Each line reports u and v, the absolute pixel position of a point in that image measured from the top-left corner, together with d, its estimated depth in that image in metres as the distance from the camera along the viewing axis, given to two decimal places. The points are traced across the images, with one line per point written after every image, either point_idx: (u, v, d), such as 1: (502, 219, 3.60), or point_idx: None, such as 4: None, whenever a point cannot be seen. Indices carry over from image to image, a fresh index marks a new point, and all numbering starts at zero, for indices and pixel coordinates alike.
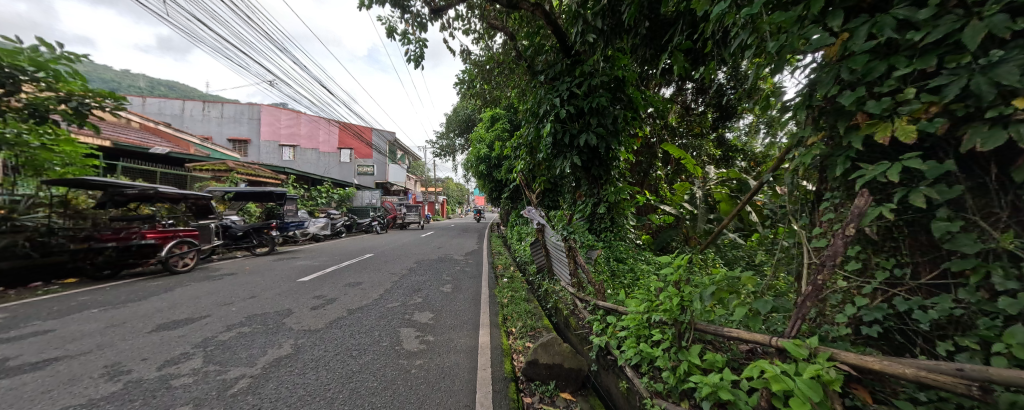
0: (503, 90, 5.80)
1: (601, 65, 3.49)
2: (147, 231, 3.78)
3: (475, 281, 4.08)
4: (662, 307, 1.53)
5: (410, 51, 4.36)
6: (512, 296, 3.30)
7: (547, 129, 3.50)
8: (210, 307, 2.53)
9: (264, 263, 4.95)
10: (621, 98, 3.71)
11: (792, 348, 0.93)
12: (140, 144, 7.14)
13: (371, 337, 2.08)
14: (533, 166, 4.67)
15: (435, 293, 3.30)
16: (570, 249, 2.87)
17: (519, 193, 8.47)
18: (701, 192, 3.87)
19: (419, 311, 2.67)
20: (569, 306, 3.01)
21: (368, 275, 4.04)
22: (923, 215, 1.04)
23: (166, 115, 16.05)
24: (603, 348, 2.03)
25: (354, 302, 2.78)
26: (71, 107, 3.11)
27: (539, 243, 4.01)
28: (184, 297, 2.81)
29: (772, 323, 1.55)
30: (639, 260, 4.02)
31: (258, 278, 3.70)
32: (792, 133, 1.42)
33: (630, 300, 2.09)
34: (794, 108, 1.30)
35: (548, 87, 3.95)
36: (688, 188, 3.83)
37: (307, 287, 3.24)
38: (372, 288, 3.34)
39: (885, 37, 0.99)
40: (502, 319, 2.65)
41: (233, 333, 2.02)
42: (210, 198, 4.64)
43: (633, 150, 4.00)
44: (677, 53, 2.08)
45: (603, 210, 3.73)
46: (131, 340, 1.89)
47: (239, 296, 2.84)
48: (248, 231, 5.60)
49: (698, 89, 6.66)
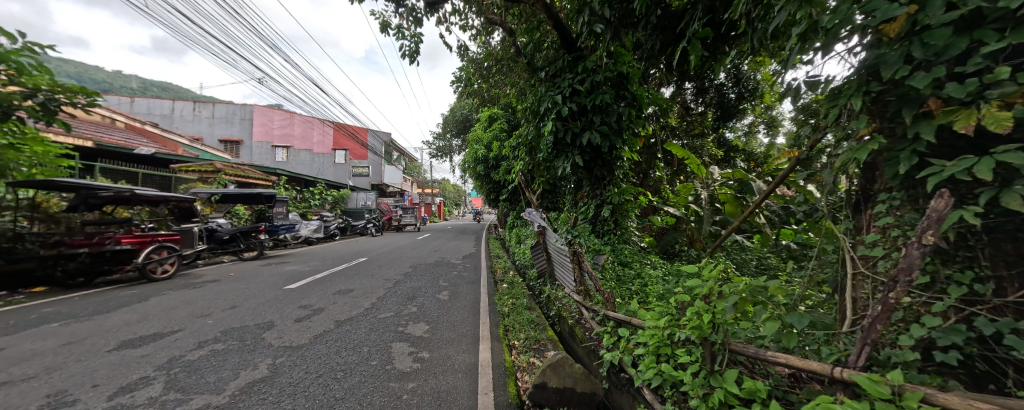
0: (500, 89, 5.65)
1: (604, 60, 3.32)
2: (122, 236, 3.54)
3: (473, 287, 3.89)
4: (687, 324, 1.35)
5: (405, 46, 4.19)
6: (512, 303, 3.11)
7: (549, 128, 3.31)
8: (184, 320, 2.31)
9: (251, 269, 4.72)
10: (625, 96, 3.53)
11: (872, 387, 0.76)
12: (124, 144, 6.86)
13: (359, 354, 1.87)
14: (533, 166, 4.49)
15: (431, 301, 3.11)
16: (576, 254, 2.77)
17: (516, 194, 8.30)
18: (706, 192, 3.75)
19: (413, 322, 2.47)
20: (574, 314, 2.83)
21: (360, 281, 3.83)
22: (1012, 220, 0.87)
23: (156, 115, 15.70)
24: (615, 364, 1.85)
25: (343, 313, 2.58)
26: (37, 102, 2.87)
27: (540, 247, 3.83)
28: (158, 308, 2.58)
29: (811, 341, 1.37)
30: (645, 264, 3.85)
31: (242, 285, 3.48)
32: (836, 124, 1.25)
33: (644, 311, 1.92)
34: (843, 96, 1.13)
35: (549, 84, 3.78)
36: (692, 189, 3.70)
37: (294, 295, 3.02)
38: (364, 296, 3.13)
39: (971, 5, 0.82)
40: (503, 331, 2.45)
41: (204, 351, 1.81)
42: (192, 200, 4.39)
43: (637, 149, 3.84)
44: (694, 41, 1.90)
45: (606, 212, 3.55)
46: (87, 361, 1.67)
47: (218, 307, 2.62)
48: (235, 235, 5.36)
49: (698, 89, 6.56)
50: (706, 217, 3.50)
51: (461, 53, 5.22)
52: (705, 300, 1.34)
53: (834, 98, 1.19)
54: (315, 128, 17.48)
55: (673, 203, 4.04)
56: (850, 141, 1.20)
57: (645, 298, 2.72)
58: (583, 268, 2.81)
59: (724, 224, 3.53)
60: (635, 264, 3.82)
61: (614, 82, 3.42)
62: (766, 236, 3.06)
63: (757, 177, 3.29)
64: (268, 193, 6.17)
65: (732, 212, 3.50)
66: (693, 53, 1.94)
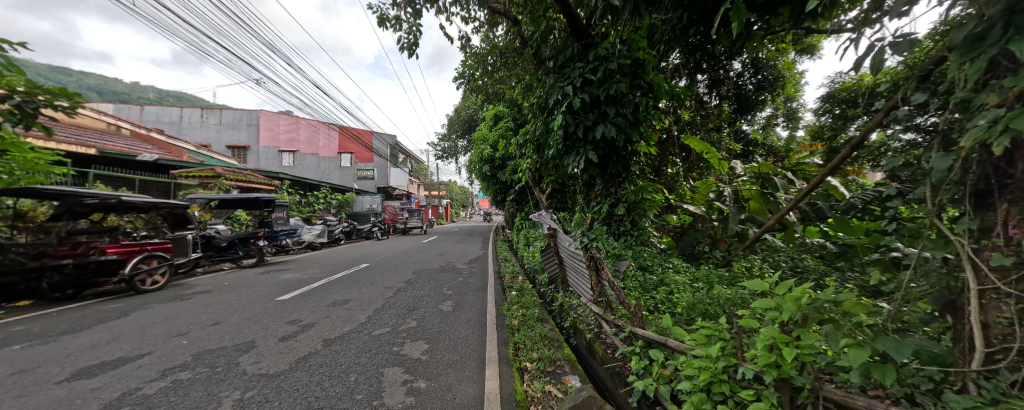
0: (505, 84, 5.37)
1: (617, 47, 3.02)
2: (107, 246, 3.36)
3: (479, 296, 3.59)
4: (757, 359, 1.01)
5: (403, 38, 3.93)
6: (523, 315, 2.80)
7: (558, 121, 3.00)
8: (157, 340, 2.08)
9: (247, 277, 4.50)
10: (641, 86, 3.20)
11: None
12: (126, 151, 6.83)
13: (343, 384, 1.59)
14: (541, 165, 4.21)
15: (432, 313, 2.83)
16: (593, 260, 2.47)
17: (524, 194, 7.99)
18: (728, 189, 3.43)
19: (411, 340, 2.19)
20: (591, 327, 2.53)
21: (358, 290, 3.58)
22: None
23: (165, 122, 15.91)
24: (649, 396, 1.53)
25: (333, 330, 2.31)
26: (12, 105, 2.79)
27: (552, 251, 3.51)
28: (135, 325, 2.36)
29: (922, 379, 1.02)
30: (667, 268, 3.51)
31: (233, 297, 3.26)
32: (965, 88, 0.91)
33: (682, 330, 1.59)
34: (988, 45, 0.80)
35: (557, 75, 3.50)
36: (713, 186, 3.38)
37: (285, 308, 2.78)
38: (360, 308, 2.87)
39: None
40: (513, 350, 2.15)
41: (164, 383, 1.55)
42: (186, 207, 4.23)
43: (654, 143, 3.51)
44: (737, 4, 1.57)
45: (622, 212, 3.23)
46: (27, 397, 1.43)
47: (198, 324, 2.39)
48: (234, 242, 5.20)
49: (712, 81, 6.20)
50: (733, 216, 3.15)
51: (464, 47, 4.97)
52: (779, 327, 1.01)
53: (970, 48, 0.84)
54: (321, 132, 17.52)
55: (692, 201, 3.73)
56: (992, 108, 0.86)
57: (674, 311, 2.37)
58: (601, 276, 2.48)
59: (753, 223, 3.21)
60: (656, 268, 3.47)
61: (628, 71, 3.10)
62: (797, 235, 2.75)
63: (784, 170, 3.04)
64: (265, 198, 5.98)
65: (757, 210, 3.22)
66: (735, 19, 1.62)
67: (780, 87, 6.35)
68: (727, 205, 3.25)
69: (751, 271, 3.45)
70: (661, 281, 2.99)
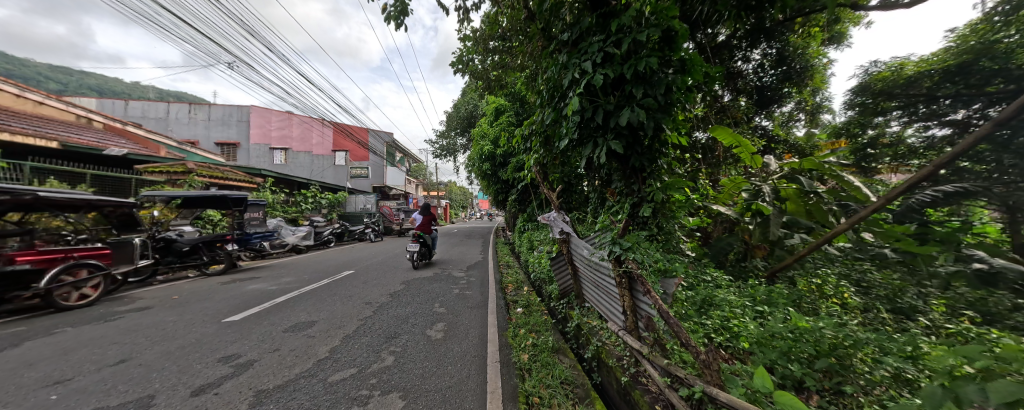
0: (507, 69, 4.76)
1: (643, 15, 2.41)
2: (17, 253, 2.86)
3: (478, 316, 2.98)
4: None
5: (386, 7, 3.30)
6: (533, 346, 2.18)
7: (574, 103, 2.36)
8: (16, 393, 1.46)
9: (207, 287, 3.87)
10: (670, 64, 2.55)
11: None
12: (87, 145, 6.23)
13: None
14: (547, 161, 3.57)
15: (418, 342, 2.22)
16: (627, 277, 1.88)
17: (526, 193, 7.36)
18: (766, 187, 2.99)
19: (380, 391, 1.57)
20: (625, 365, 1.92)
21: (330, 308, 2.95)
22: None
23: (152, 117, 15.31)
24: None
25: (273, 374, 1.68)
26: None
27: (564, 258, 2.92)
28: (9, 365, 1.74)
29: None
30: (706, 282, 2.87)
31: (173, 316, 2.64)
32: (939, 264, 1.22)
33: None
34: None
35: (571, 52, 2.87)
36: (742, 185, 2.93)
37: (225, 338, 2.15)
38: (325, 335, 2.25)
39: None
40: (525, 408, 1.51)
41: None
42: (134, 206, 3.82)
43: (682, 133, 2.82)
44: None
45: (647, 215, 2.56)
46: None
47: (99, 362, 1.77)
48: (197, 245, 4.64)
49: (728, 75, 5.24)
50: (776, 218, 2.76)
51: (461, 27, 4.37)
52: None
53: None
54: (314, 130, 16.91)
55: (715, 200, 3.25)
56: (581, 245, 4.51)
57: (745, 350, 1.76)
58: (639, 297, 1.87)
59: (794, 226, 2.92)
60: (693, 283, 2.80)
61: (657, 45, 2.49)
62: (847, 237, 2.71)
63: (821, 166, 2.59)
64: (236, 195, 5.30)
65: (797, 211, 2.91)
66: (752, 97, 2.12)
67: (807, 79, 5.75)
68: (767, 204, 2.85)
69: (821, 290, 2.78)
70: (707, 299, 2.35)
